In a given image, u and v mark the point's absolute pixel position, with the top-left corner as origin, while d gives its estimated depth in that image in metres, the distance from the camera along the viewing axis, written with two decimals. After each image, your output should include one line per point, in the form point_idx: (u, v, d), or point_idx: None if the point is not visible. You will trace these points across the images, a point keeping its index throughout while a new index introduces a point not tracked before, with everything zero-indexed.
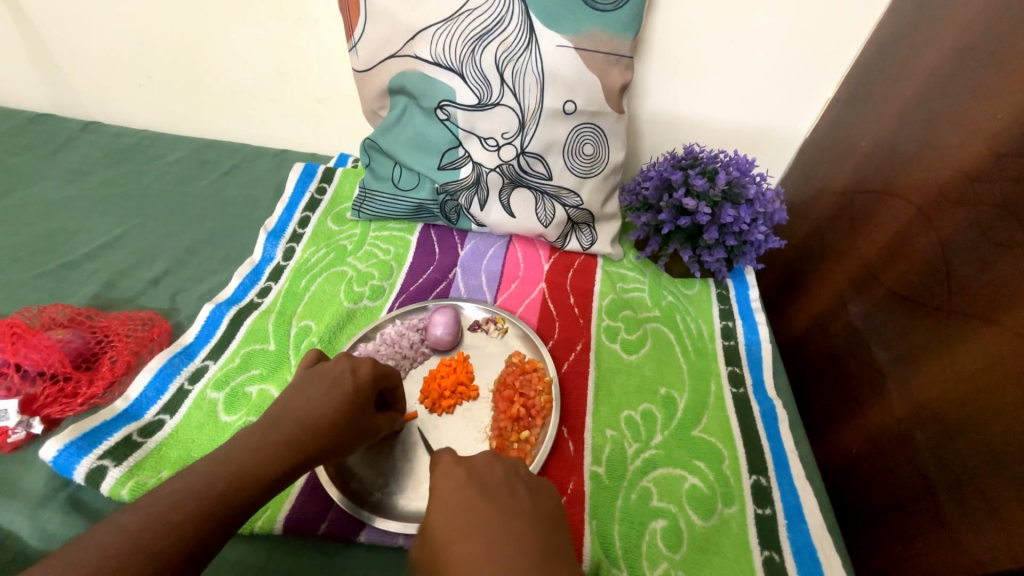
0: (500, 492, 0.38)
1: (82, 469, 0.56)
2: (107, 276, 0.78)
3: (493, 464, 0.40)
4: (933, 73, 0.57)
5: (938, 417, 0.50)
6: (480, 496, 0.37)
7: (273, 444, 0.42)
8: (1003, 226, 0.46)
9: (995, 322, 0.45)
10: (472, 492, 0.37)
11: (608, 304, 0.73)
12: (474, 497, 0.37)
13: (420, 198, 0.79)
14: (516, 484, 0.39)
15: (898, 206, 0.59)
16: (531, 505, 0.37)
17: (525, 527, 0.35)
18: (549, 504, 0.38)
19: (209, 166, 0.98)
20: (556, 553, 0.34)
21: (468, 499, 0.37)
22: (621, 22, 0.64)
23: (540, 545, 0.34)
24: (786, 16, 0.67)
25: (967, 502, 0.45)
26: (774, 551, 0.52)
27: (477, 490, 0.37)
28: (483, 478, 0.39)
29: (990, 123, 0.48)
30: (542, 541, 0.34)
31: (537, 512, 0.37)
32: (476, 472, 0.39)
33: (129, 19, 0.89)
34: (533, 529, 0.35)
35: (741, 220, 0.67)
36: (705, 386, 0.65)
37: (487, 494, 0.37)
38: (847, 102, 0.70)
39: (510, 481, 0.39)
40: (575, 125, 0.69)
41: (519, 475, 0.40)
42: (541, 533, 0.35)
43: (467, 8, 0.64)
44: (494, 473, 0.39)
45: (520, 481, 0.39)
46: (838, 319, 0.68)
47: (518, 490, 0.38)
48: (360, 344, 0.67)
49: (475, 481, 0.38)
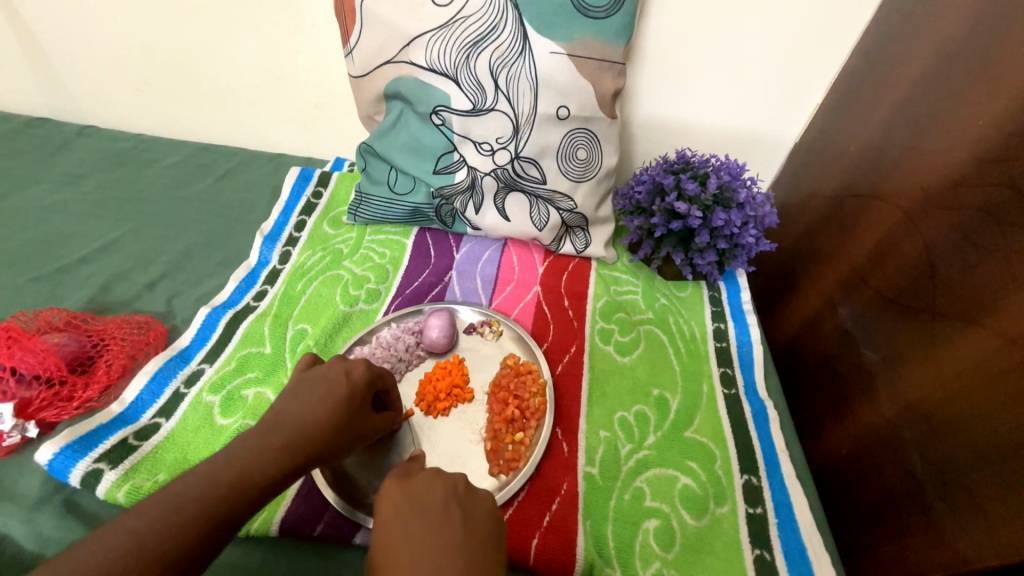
0: (434, 516, 0.38)
1: (78, 473, 0.56)
2: (103, 280, 0.78)
3: (433, 485, 0.40)
4: (917, 79, 0.58)
5: (924, 417, 0.51)
6: (417, 521, 0.37)
7: (271, 448, 0.43)
8: (986, 230, 0.47)
9: (978, 324, 0.46)
10: (409, 519, 0.38)
11: (601, 307, 0.74)
12: (409, 524, 0.37)
13: (416, 202, 0.80)
14: (452, 507, 0.39)
15: (885, 210, 0.60)
16: (463, 534, 0.37)
17: (450, 555, 0.35)
18: (485, 528, 0.38)
19: (205, 170, 0.98)
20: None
21: (404, 526, 0.37)
22: (613, 29, 0.64)
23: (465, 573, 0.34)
24: (776, 23, 0.68)
25: (952, 499, 0.46)
26: (765, 550, 0.52)
27: (413, 516, 0.38)
28: (422, 501, 0.39)
29: (973, 129, 0.50)
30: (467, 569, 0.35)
31: (469, 538, 0.37)
32: (413, 493, 0.40)
33: (127, 24, 0.90)
34: (460, 555, 0.35)
35: (732, 224, 0.68)
36: (698, 387, 0.66)
37: (423, 519, 0.38)
38: (835, 108, 0.72)
39: (448, 503, 0.39)
40: (569, 130, 0.70)
41: (459, 495, 0.40)
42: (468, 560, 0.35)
43: (462, 15, 0.65)
44: (432, 496, 0.40)
45: (458, 506, 0.39)
46: (828, 321, 0.69)
47: (453, 513, 0.38)
48: (356, 347, 0.68)
49: (413, 506, 0.39)
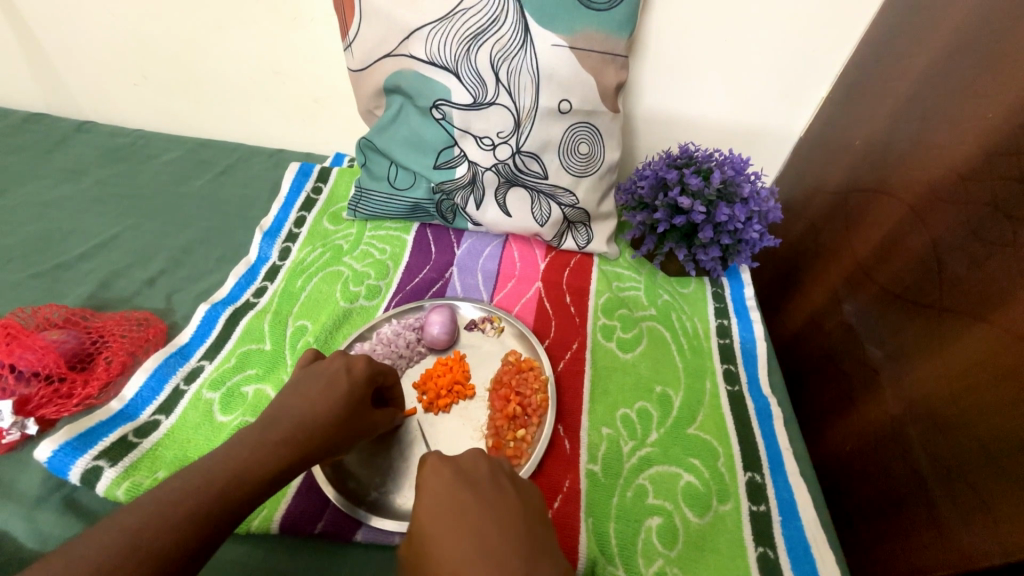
0: (487, 490, 0.37)
1: (78, 470, 0.55)
2: (102, 276, 0.78)
3: (479, 461, 0.40)
4: (924, 73, 0.57)
5: (930, 414, 0.50)
6: (472, 495, 0.37)
7: (270, 443, 0.42)
8: (995, 225, 0.46)
9: (986, 319, 0.45)
10: (461, 491, 0.37)
11: (604, 302, 0.73)
12: (461, 495, 0.37)
13: (417, 197, 0.79)
14: (502, 482, 0.38)
15: (891, 204, 0.60)
16: (520, 508, 0.37)
17: (512, 526, 0.35)
18: (537, 505, 0.38)
19: (204, 166, 0.97)
20: (543, 549, 0.34)
21: (457, 497, 0.36)
22: (615, 21, 0.64)
23: (530, 544, 0.34)
24: (781, 16, 0.67)
25: (959, 498, 0.45)
26: (769, 547, 0.52)
27: (464, 488, 0.37)
28: (470, 476, 0.39)
29: (981, 122, 0.49)
30: (531, 540, 0.34)
31: (525, 512, 0.37)
32: (463, 470, 0.39)
33: (124, 18, 0.89)
34: (522, 526, 0.35)
35: (736, 219, 0.68)
36: (701, 384, 0.65)
37: (475, 491, 0.37)
38: (840, 101, 0.71)
39: (496, 478, 0.39)
40: (571, 124, 0.69)
41: (505, 473, 0.40)
42: (525, 527, 0.35)
43: (462, 8, 0.64)
44: (480, 472, 0.39)
45: (510, 482, 0.39)
46: (832, 317, 0.68)
47: (504, 487, 0.38)
48: (356, 343, 0.67)
49: (461, 479, 0.38)
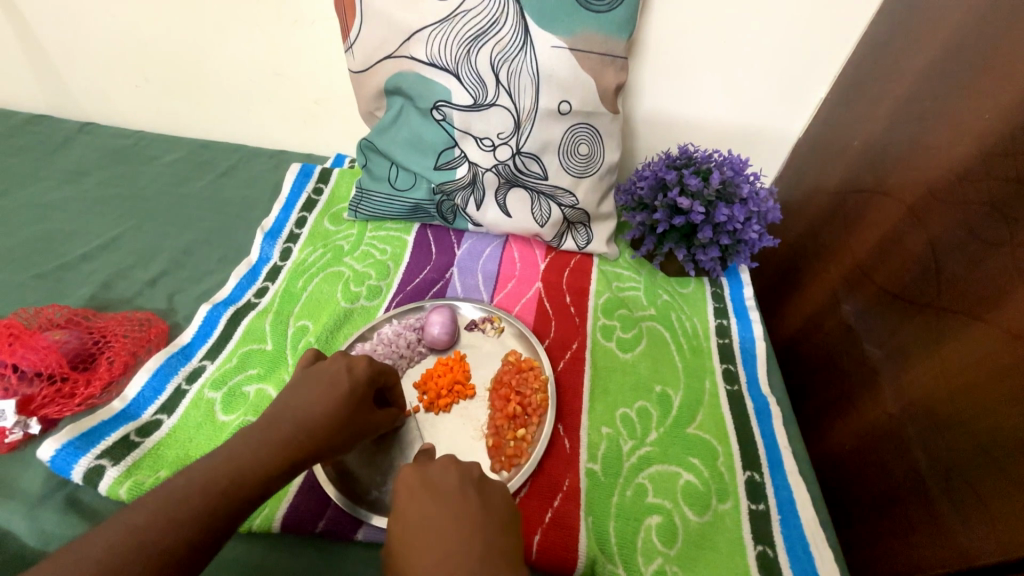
0: (452, 501, 0.38)
1: (81, 469, 0.56)
2: (105, 277, 0.78)
3: (449, 470, 0.40)
4: (922, 73, 0.57)
5: (929, 413, 0.50)
6: (435, 509, 0.37)
7: (272, 442, 0.42)
8: (992, 225, 0.46)
9: (983, 319, 0.46)
10: (425, 502, 0.38)
11: (603, 303, 0.73)
12: (427, 508, 0.37)
13: (417, 198, 0.80)
14: (469, 493, 0.38)
15: (889, 205, 0.60)
16: (482, 520, 0.37)
17: (473, 541, 0.35)
18: (503, 512, 0.38)
19: (206, 166, 0.98)
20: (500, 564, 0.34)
21: (422, 511, 0.37)
22: (615, 23, 0.64)
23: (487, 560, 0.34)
24: (779, 17, 0.68)
25: (957, 496, 0.46)
26: (768, 546, 0.52)
27: (428, 501, 0.38)
28: (439, 487, 0.39)
29: (978, 122, 0.49)
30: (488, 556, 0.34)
31: (489, 523, 0.37)
32: (432, 481, 0.39)
33: (127, 20, 0.90)
34: (480, 543, 0.35)
35: (735, 219, 0.68)
36: (700, 383, 0.65)
37: (440, 503, 0.37)
38: (839, 102, 0.71)
39: (465, 487, 0.39)
40: (571, 125, 0.69)
41: (475, 481, 0.40)
42: (483, 541, 0.35)
43: (463, 9, 0.64)
44: (448, 480, 0.39)
45: (475, 491, 0.39)
46: (831, 317, 0.68)
47: (470, 496, 0.38)
48: (357, 343, 0.67)
49: (428, 487, 0.39)
